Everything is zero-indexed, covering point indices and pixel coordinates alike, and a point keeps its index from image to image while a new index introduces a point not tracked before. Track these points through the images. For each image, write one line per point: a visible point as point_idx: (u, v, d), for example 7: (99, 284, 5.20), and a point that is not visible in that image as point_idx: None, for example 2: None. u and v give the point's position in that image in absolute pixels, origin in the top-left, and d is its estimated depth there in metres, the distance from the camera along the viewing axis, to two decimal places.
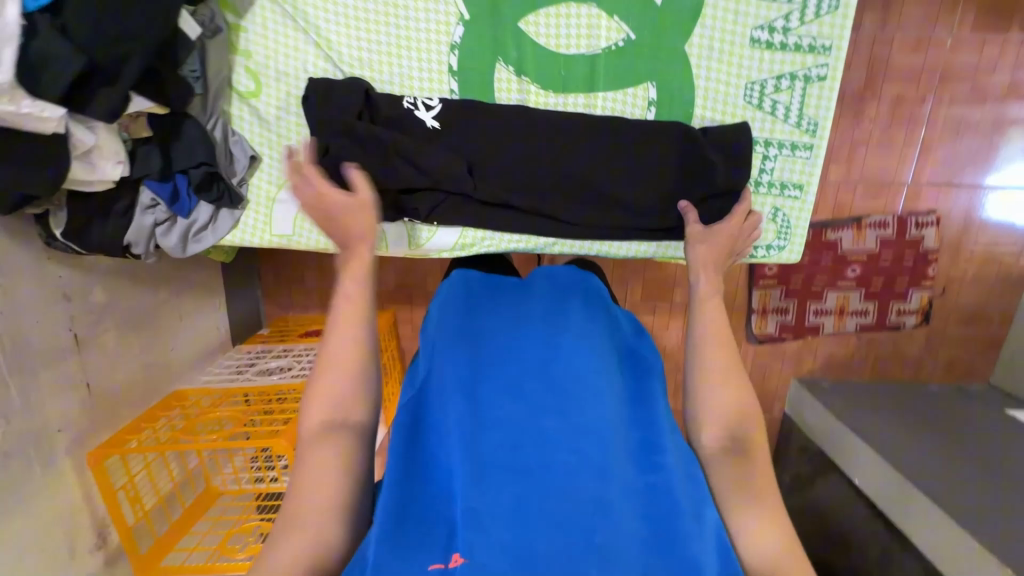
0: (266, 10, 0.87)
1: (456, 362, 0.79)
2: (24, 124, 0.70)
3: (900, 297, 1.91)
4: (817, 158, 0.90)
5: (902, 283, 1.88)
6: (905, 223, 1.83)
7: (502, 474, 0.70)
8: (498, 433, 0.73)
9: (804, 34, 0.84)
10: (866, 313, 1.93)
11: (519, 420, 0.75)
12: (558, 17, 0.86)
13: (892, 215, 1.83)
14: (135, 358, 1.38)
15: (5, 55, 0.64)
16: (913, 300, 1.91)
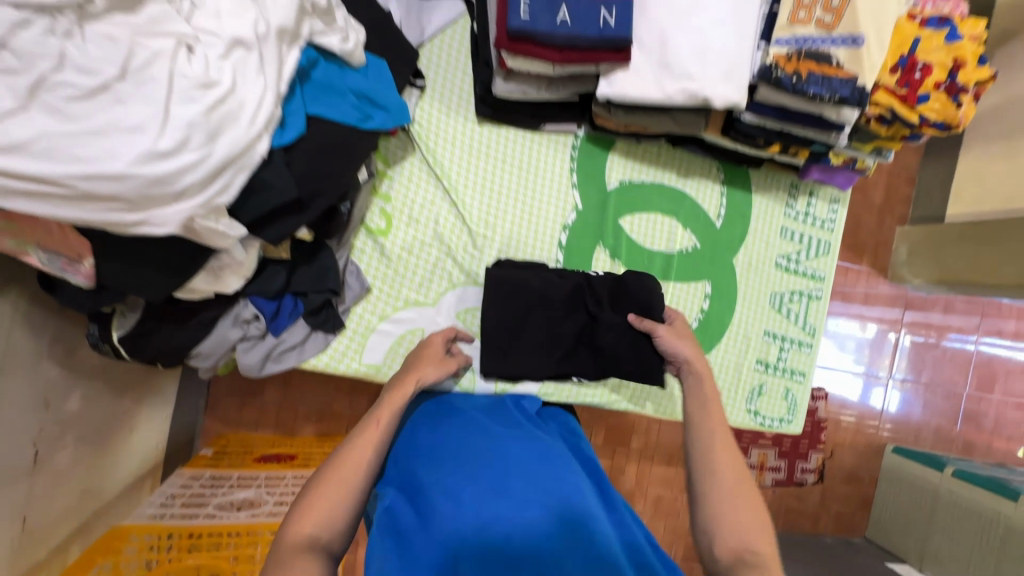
0: (414, 167, 0.98)
1: (435, 465, 0.74)
2: (206, 238, 0.68)
3: (803, 457, 2.19)
4: (815, 353, 1.18)
5: (805, 445, 2.18)
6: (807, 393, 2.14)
7: (483, 543, 0.63)
8: (467, 517, 0.65)
9: (809, 266, 1.17)
10: (780, 470, 2.18)
11: (484, 491, 0.69)
12: (648, 222, 1.09)
13: None
14: (75, 483, 1.11)
15: (237, 182, 0.65)
16: (812, 460, 2.20)
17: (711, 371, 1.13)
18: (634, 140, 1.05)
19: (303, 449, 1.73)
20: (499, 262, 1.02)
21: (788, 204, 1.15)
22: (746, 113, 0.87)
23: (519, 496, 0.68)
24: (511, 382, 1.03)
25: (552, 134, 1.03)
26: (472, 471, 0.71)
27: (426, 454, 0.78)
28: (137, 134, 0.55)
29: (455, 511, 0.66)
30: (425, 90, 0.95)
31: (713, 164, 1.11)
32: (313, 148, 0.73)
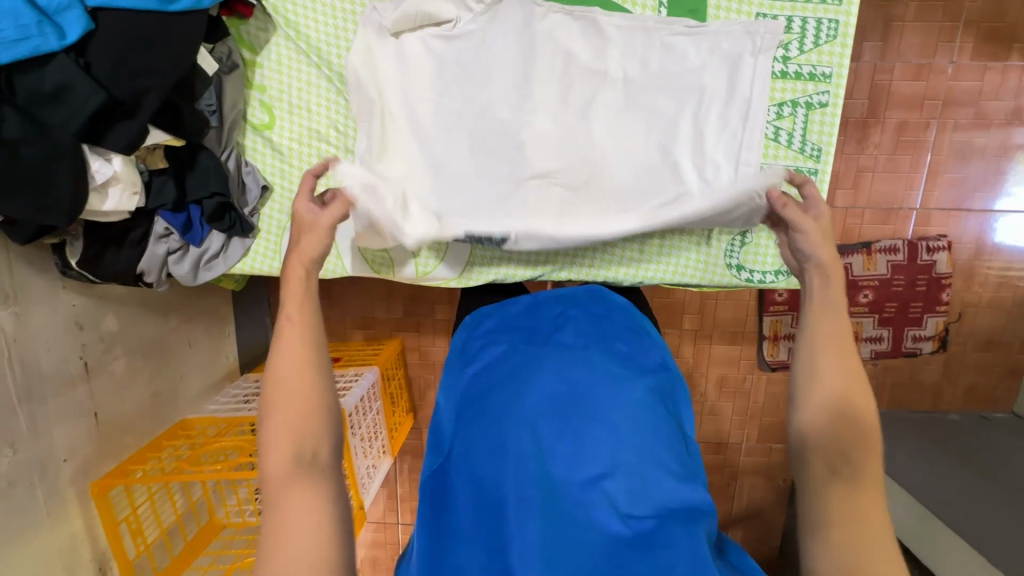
0: (280, 47, 0.90)
1: (531, 377, 0.76)
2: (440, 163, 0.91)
3: (915, 323, 1.84)
4: (823, 183, 0.90)
5: (915, 309, 1.82)
6: (916, 248, 1.77)
7: (509, 437, 0.70)
8: (514, 419, 0.71)
9: (804, 62, 0.85)
10: (881, 338, 1.85)
11: (536, 403, 0.72)
12: (561, 51, 0.88)
13: (903, 239, 1.77)
14: (144, 385, 1.38)
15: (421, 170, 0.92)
16: (928, 326, 1.84)
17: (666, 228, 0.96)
18: None
19: (352, 353, 1.91)
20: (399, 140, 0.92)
21: None
22: None
23: (554, 424, 0.70)
24: (427, 268, 1.00)
25: None
26: (528, 402, 0.73)
27: (525, 358, 0.80)
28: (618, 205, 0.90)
29: (509, 405, 0.73)
30: None
31: None
32: (109, 44, 0.71)
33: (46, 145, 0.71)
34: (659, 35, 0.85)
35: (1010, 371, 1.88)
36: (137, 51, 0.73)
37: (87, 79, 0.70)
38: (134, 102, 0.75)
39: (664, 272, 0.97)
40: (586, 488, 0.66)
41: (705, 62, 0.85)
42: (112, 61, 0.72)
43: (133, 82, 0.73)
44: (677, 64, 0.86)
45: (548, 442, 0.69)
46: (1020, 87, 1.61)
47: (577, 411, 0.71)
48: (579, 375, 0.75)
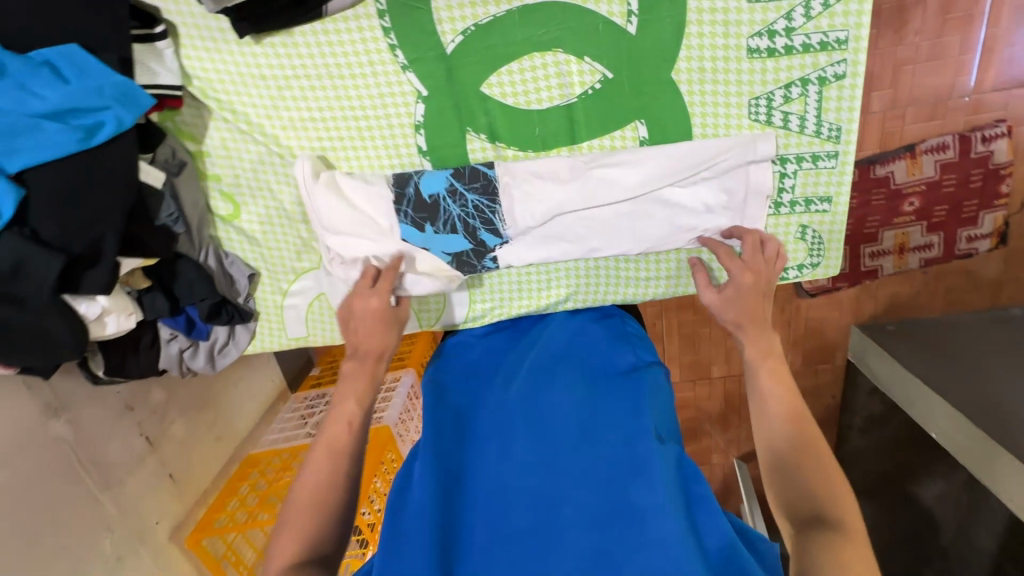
0: (222, 130, 0.83)
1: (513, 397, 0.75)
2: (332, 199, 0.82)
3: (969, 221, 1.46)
4: (845, 165, 0.78)
5: (970, 208, 1.44)
6: (968, 141, 1.37)
7: (494, 459, 0.69)
8: (498, 439, 0.71)
9: (812, 30, 0.71)
10: (930, 245, 1.50)
11: (522, 421, 0.72)
12: (524, 73, 0.77)
13: (951, 134, 1.38)
14: (205, 435, 1.49)
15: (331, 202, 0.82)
16: (984, 223, 1.46)
17: None
18: None
19: None
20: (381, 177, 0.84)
21: None
22: None
23: (540, 445, 0.69)
24: (431, 320, 0.95)
25: (344, 12, 0.74)
26: (511, 423, 0.72)
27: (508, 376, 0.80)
28: (604, 225, 0.82)
29: (495, 423, 0.73)
30: (174, 34, 0.76)
31: None
32: (52, 205, 0.67)
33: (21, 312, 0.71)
34: (627, 40, 0.74)
35: None
36: (81, 202, 0.69)
37: (36, 252, 0.67)
38: (94, 249, 0.72)
39: (673, 283, 0.90)
40: (568, 513, 0.63)
41: (690, 61, 0.74)
42: (56, 217, 0.68)
43: (87, 231, 0.70)
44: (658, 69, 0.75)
45: (529, 472, 0.67)
46: None
47: (562, 430, 0.70)
48: (553, 397, 0.74)
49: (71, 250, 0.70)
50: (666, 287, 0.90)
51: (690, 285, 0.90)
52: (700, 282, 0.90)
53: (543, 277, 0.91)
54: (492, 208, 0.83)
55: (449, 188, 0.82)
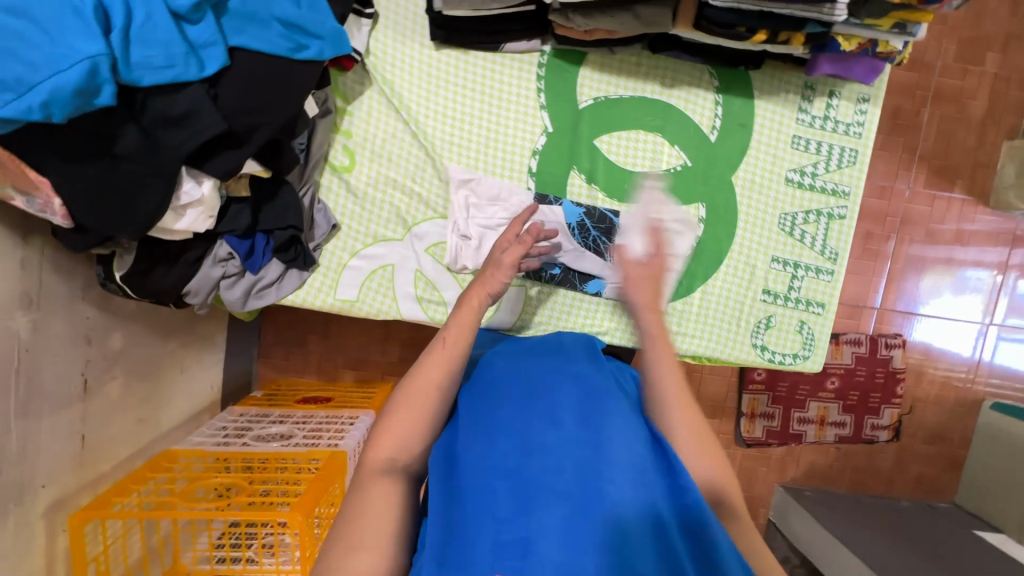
0: (373, 100, 0.97)
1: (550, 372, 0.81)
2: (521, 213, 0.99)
3: (874, 411, 1.72)
4: (837, 281, 1.04)
5: (875, 399, 1.71)
6: (876, 342, 1.69)
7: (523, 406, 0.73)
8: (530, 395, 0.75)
9: (828, 180, 1.01)
10: (844, 424, 1.72)
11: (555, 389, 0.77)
12: (629, 141, 1.00)
13: (864, 333, 1.70)
14: (131, 410, 1.29)
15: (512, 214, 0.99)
16: (885, 415, 1.72)
17: (706, 304, 1.03)
18: (606, 49, 0.95)
19: (344, 395, 1.86)
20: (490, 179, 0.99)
21: (800, 109, 0.99)
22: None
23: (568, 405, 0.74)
24: (479, 319, 1.02)
25: (515, 53, 0.97)
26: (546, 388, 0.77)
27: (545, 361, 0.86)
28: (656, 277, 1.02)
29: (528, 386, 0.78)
30: (376, 19, 0.94)
31: (705, 69, 0.98)
32: (240, 82, 0.75)
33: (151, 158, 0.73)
34: (707, 144, 1.00)
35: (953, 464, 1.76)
36: (263, 90, 0.77)
37: (209, 108, 0.72)
38: (246, 133, 0.78)
39: (698, 344, 1.04)
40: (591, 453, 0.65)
41: (746, 173, 1.01)
42: (239, 93, 0.75)
43: (253, 115, 0.77)
44: (724, 170, 1.01)
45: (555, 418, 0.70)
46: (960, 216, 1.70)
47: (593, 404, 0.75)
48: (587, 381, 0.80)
49: (233, 123, 0.76)
50: (690, 346, 1.04)
51: (708, 352, 1.05)
52: (717, 351, 1.05)
53: (589, 308, 1.03)
54: (607, 245, 1.01)
55: (580, 220, 1.00)
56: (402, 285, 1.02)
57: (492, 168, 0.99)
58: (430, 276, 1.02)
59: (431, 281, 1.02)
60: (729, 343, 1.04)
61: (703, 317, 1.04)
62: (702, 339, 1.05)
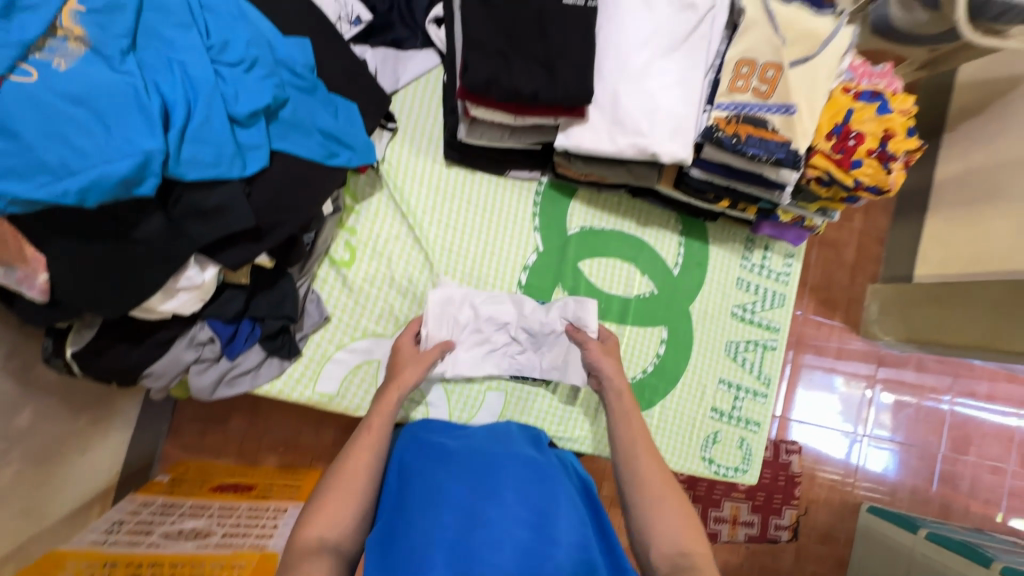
0: (381, 202, 1.02)
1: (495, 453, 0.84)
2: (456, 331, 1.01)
3: (776, 512, 1.85)
4: (770, 403, 1.20)
5: (778, 501, 1.85)
6: (779, 447, 1.86)
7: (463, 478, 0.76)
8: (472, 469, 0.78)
9: (763, 317, 1.20)
10: (752, 524, 1.83)
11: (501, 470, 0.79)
12: (607, 266, 1.13)
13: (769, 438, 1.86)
14: (19, 501, 1.09)
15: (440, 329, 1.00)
16: (786, 515, 1.85)
17: (665, 417, 1.14)
18: (594, 188, 1.10)
19: (266, 481, 1.70)
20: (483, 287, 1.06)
21: (743, 256, 1.19)
22: (695, 167, 0.94)
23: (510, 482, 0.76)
24: (461, 418, 1.04)
25: (517, 180, 1.08)
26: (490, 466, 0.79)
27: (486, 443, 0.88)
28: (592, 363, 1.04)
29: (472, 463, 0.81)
30: (396, 133, 1.01)
31: (671, 215, 1.16)
32: (271, 184, 0.77)
33: (167, 244, 0.71)
34: (671, 277, 1.16)
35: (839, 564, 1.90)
36: (296, 191, 0.79)
37: (241, 206, 0.73)
38: (267, 226, 0.79)
39: (657, 455, 1.13)
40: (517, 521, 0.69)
41: (701, 306, 1.17)
42: (270, 191, 0.77)
43: (279, 216, 0.79)
44: (683, 300, 1.16)
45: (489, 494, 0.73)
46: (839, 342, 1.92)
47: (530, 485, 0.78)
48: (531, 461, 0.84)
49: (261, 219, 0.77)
50: None
51: (664, 459, 1.14)
52: (672, 462, 1.14)
53: (562, 416, 1.08)
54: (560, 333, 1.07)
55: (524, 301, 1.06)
56: None
57: (485, 277, 1.06)
58: None
59: None
60: (683, 454, 1.15)
61: (662, 428, 1.14)
62: (661, 447, 1.14)
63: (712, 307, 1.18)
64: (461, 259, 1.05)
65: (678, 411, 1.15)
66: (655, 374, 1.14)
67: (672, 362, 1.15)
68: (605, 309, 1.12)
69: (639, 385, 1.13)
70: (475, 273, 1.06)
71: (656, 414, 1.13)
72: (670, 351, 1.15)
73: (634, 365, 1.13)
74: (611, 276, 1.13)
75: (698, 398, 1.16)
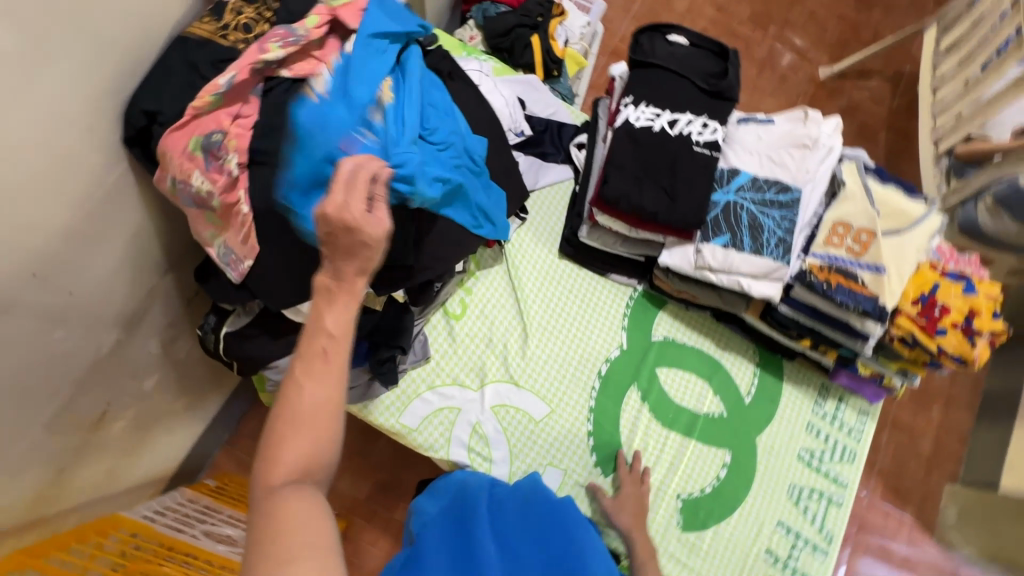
0: (498, 273, 1.19)
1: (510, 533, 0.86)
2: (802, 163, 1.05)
3: None
4: (829, 565, 1.14)
5: None
6: None
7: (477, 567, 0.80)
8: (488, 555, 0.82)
9: (831, 469, 1.20)
10: None
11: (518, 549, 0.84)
12: (681, 378, 1.20)
13: None
14: (112, 456, 1.21)
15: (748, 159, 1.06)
16: None
17: (715, 544, 1.12)
18: (683, 305, 1.22)
19: None
20: (566, 366, 1.16)
21: (816, 402, 1.23)
22: (782, 305, 1.04)
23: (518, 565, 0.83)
24: None
25: (616, 282, 1.22)
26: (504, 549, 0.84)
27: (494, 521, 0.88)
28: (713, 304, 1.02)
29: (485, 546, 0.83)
30: (525, 222, 1.21)
31: (751, 346, 1.24)
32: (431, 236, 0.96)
33: None
34: (741, 405, 1.21)
35: None
36: (448, 245, 0.98)
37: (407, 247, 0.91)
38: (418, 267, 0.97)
39: None
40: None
41: (768, 440, 1.20)
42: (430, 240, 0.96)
43: (429, 262, 0.97)
44: (750, 429, 1.19)
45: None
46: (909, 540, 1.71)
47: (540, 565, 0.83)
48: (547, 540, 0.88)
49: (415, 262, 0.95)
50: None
51: None
52: None
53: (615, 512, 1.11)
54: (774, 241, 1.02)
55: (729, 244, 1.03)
56: (459, 430, 1.09)
57: (570, 359, 1.17)
58: (487, 433, 1.10)
59: (486, 437, 1.10)
60: None
61: (710, 555, 1.11)
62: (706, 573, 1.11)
63: (779, 444, 1.20)
64: (553, 337, 1.17)
65: (730, 541, 1.13)
66: (713, 496, 1.14)
67: (732, 489, 1.15)
68: (673, 418, 1.17)
69: (692, 503, 1.13)
70: (563, 353, 1.17)
71: (706, 538, 1.12)
72: (730, 477, 1.16)
73: (692, 482, 1.14)
74: (684, 388, 1.19)
75: (752, 533, 1.14)
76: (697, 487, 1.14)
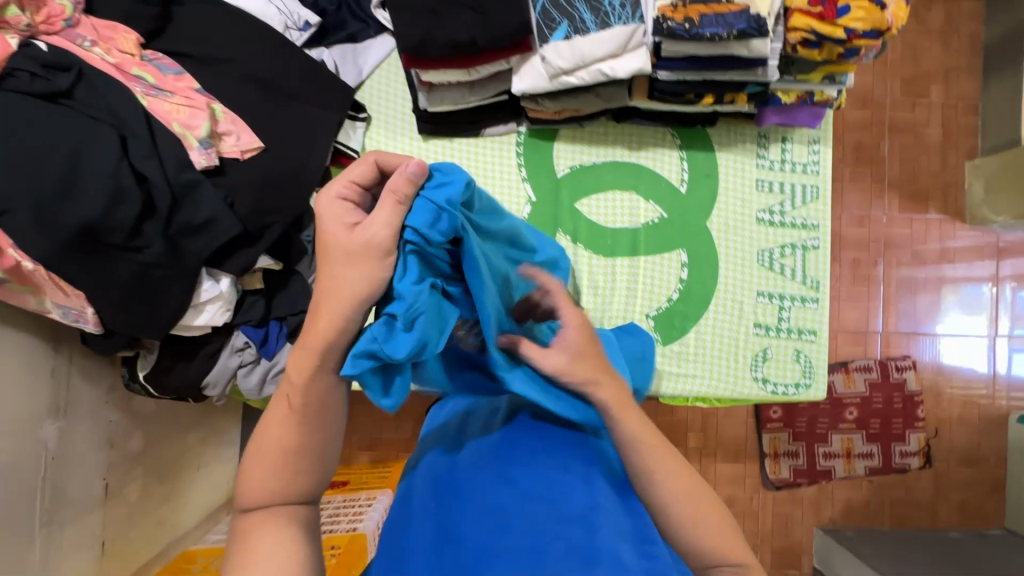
0: None
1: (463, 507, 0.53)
2: None
3: (898, 438, 1.56)
4: (824, 309, 1.08)
5: (899, 427, 1.55)
6: (888, 367, 1.55)
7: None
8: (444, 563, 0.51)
9: (797, 215, 1.09)
10: (871, 455, 1.55)
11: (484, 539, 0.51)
12: (606, 201, 1.09)
13: (874, 358, 1.56)
14: (151, 510, 1.28)
15: None
16: (912, 441, 1.55)
17: (702, 343, 1.07)
18: (575, 124, 1.06)
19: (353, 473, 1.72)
20: None
21: (759, 155, 1.09)
22: (659, 71, 0.88)
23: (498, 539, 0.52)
24: None
25: (494, 136, 1.07)
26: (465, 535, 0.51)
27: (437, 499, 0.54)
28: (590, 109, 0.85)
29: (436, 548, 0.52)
30: (370, 121, 1.05)
31: (667, 130, 1.09)
32: (251, 191, 0.85)
33: (177, 262, 0.81)
34: (679, 197, 1.09)
35: (995, 488, 1.57)
36: (275, 190, 0.87)
37: (227, 215, 0.81)
38: (260, 228, 0.87)
39: (700, 384, 1.07)
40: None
41: (720, 219, 1.09)
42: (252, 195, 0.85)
43: (268, 217, 0.87)
44: (697, 217, 1.09)
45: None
46: (941, 235, 1.59)
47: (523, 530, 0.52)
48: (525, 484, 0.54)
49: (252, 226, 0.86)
50: (694, 385, 1.07)
51: (711, 388, 1.07)
52: (720, 388, 1.07)
53: None
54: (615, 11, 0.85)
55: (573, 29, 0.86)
56: None
57: None
58: None
59: None
60: (731, 379, 1.07)
61: (700, 355, 1.07)
62: (702, 372, 1.07)
63: (733, 218, 1.09)
64: None
65: (715, 334, 1.08)
66: (682, 300, 1.08)
67: (701, 284, 1.08)
68: (613, 245, 1.08)
69: (662, 316, 1.07)
70: None
71: (690, 340, 1.07)
72: (694, 274, 1.08)
73: (657, 296, 1.08)
74: (612, 210, 1.09)
75: (735, 317, 1.08)
76: (663, 299, 1.08)
